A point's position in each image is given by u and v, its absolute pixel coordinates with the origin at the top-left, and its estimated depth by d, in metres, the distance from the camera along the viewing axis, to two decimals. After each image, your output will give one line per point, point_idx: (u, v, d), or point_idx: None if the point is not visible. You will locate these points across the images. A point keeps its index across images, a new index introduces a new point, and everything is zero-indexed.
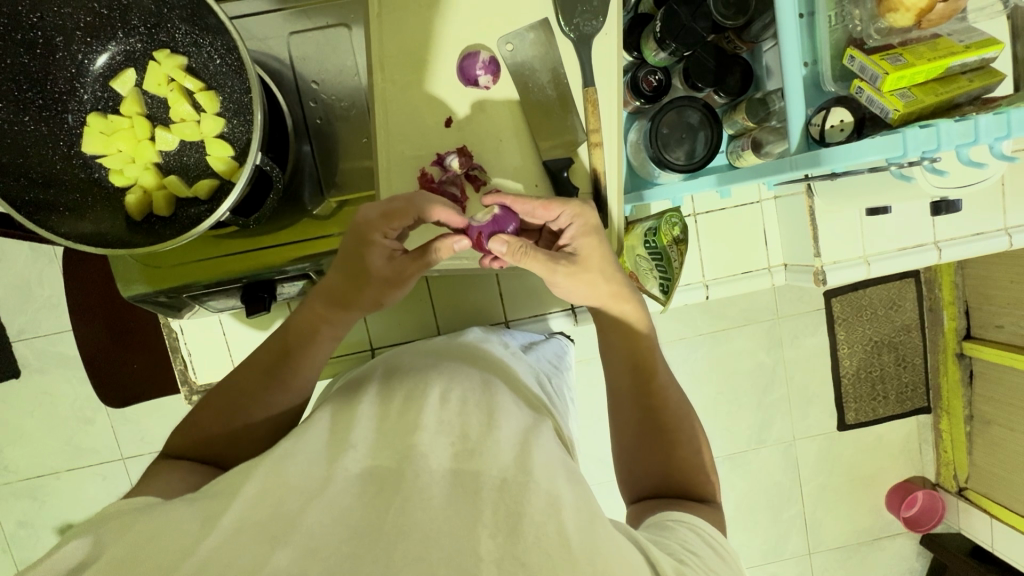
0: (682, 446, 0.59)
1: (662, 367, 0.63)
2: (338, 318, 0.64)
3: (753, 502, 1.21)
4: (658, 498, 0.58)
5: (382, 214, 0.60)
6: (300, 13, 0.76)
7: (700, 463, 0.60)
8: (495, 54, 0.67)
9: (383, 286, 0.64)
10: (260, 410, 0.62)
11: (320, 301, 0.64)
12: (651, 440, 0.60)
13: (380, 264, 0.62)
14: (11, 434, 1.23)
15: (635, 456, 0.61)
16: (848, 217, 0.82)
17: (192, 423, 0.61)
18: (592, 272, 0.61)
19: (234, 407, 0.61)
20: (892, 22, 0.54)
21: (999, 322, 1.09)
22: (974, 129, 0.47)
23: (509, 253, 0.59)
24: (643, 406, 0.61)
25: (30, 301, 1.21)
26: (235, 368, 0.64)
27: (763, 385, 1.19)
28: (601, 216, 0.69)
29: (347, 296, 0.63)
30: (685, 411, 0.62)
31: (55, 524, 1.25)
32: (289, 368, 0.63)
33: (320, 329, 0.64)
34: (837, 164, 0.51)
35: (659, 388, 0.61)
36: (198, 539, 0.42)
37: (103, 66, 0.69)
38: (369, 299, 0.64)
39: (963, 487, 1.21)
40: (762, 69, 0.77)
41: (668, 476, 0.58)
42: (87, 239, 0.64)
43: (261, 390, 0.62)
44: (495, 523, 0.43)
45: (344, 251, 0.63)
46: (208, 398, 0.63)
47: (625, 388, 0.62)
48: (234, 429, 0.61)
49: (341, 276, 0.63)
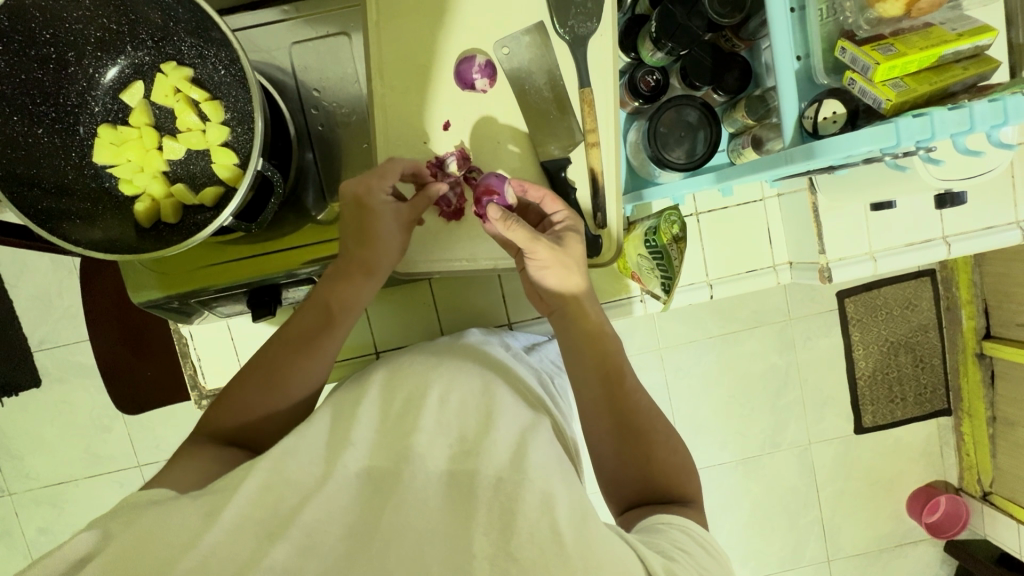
0: (660, 449, 0.59)
1: (630, 372, 0.63)
2: (359, 286, 0.65)
3: (768, 507, 1.19)
4: (645, 507, 0.58)
5: (365, 175, 0.63)
6: (302, 23, 0.78)
7: (681, 464, 0.60)
8: (491, 58, 0.68)
9: (397, 238, 0.65)
10: (290, 385, 0.63)
11: (339, 276, 0.65)
12: (631, 448, 0.59)
13: (385, 219, 0.63)
14: (33, 442, 1.26)
15: (615, 466, 0.60)
16: (853, 214, 0.81)
17: (224, 403, 0.62)
18: (572, 259, 0.63)
19: (264, 384, 0.62)
20: (881, 12, 0.54)
21: (1019, 320, 1.06)
22: (970, 117, 0.47)
23: (501, 220, 0.59)
24: (617, 417, 0.60)
25: (50, 312, 1.24)
26: (266, 346, 0.65)
27: (775, 388, 1.17)
28: (584, 215, 0.70)
29: (365, 261, 0.64)
30: (655, 412, 0.62)
31: (73, 529, 1.27)
32: (316, 343, 0.64)
33: (349, 301, 0.65)
34: (834, 155, 0.50)
35: (630, 394, 0.61)
36: (197, 535, 0.43)
37: (112, 79, 0.72)
38: (386, 255, 0.65)
39: (987, 492, 1.18)
40: (761, 66, 0.76)
41: (650, 482, 0.58)
42: (96, 246, 0.65)
43: (292, 364, 0.63)
44: (488, 520, 0.44)
45: (350, 224, 0.64)
46: (238, 379, 0.64)
47: (598, 398, 0.61)
48: (260, 413, 0.62)
49: (351, 245, 0.65)
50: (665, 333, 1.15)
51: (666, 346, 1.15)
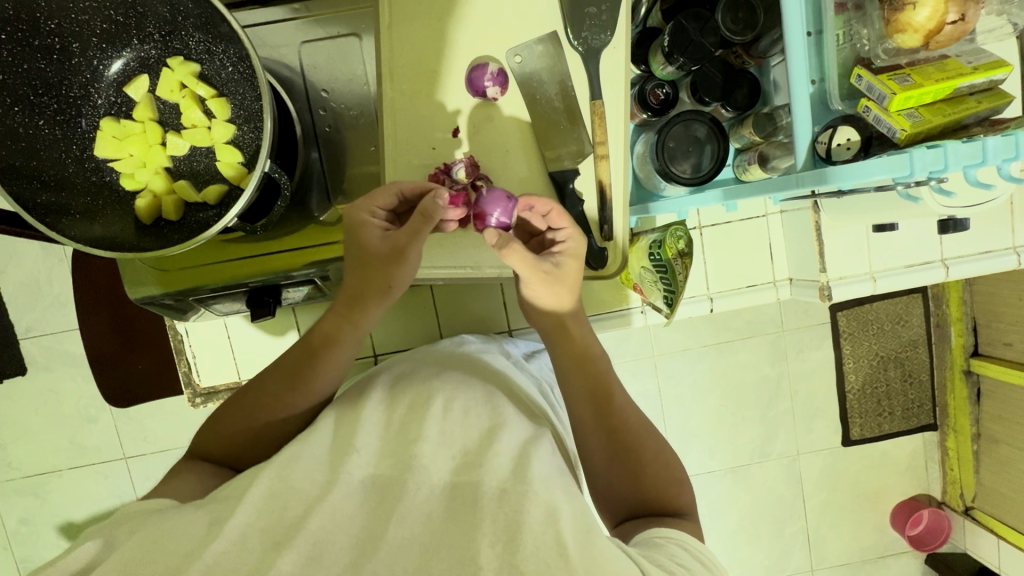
0: (650, 464, 0.59)
1: (618, 389, 0.63)
2: (356, 315, 0.63)
3: (756, 515, 1.20)
4: (640, 519, 0.58)
5: (365, 197, 0.62)
6: (311, 22, 0.77)
7: (672, 478, 0.59)
8: (504, 66, 0.68)
9: (390, 267, 0.60)
10: (281, 408, 0.62)
11: (339, 302, 0.63)
12: (622, 463, 0.59)
13: (377, 243, 0.60)
14: (16, 431, 1.24)
15: (607, 479, 0.60)
16: (854, 233, 0.82)
17: (216, 424, 0.62)
18: (567, 287, 0.62)
19: (255, 407, 0.62)
20: (899, 43, 0.55)
21: (1007, 340, 1.08)
22: (982, 149, 0.47)
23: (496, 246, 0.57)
24: (607, 432, 0.60)
25: (38, 300, 1.22)
26: (263, 371, 0.65)
27: (767, 399, 1.18)
28: (592, 228, 0.70)
29: (360, 288, 0.62)
30: (646, 428, 0.62)
31: (56, 521, 1.25)
32: (310, 365, 0.63)
33: (344, 329, 0.63)
34: (847, 180, 0.51)
35: (618, 410, 0.61)
36: (203, 543, 0.43)
37: (117, 72, 0.70)
38: (380, 284, 0.61)
39: (969, 506, 1.20)
40: (769, 84, 0.76)
41: (643, 495, 0.58)
42: (95, 242, 0.64)
43: (283, 388, 0.62)
44: (494, 532, 0.44)
45: (348, 251, 0.62)
46: (232, 399, 0.64)
47: (588, 415, 0.62)
48: (255, 426, 0.62)
49: (350, 271, 0.62)
50: (660, 341, 1.15)
51: (660, 353, 1.15)
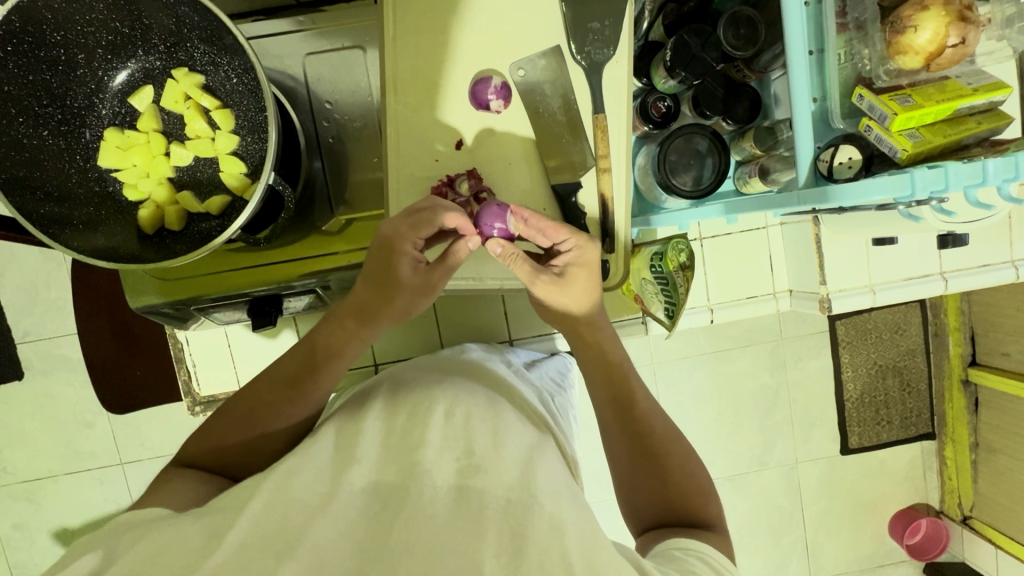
0: (676, 470, 0.60)
1: (643, 394, 0.64)
2: (365, 331, 0.65)
3: (754, 524, 1.20)
4: (664, 528, 0.57)
5: (410, 224, 0.59)
6: (316, 34, 0.77)
7: (698, 486, 0.60)
8: (507, 79, 0.68)
9: (413, 296, 0.63)
10: (279, 420, 0.63)
11: (347, 316, 0.64)
12: (647, 468, 0.60)
13: (408, 274, 0.61)
14: (11, 436, 1.24)
15: (633, 484, 0.61)
16: (855, 247, 0.83)
17: (210, 433, 0.62)
18: (574, 294, 0.62)
19: (251, 418, 0.62)
20: (901, 65, 0.55)
21: (1005, 349, 1.09)
22: (982, 170, 0.48)
23: (502, 255, 0.60)
24: (633, 435, 0.61)
25: (36, 304, 1.22)
26: (258, 377, 0.65)
27: (766, 407, 1.18)
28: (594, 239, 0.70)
29: (377, 309, 0.64)
30: (672, 435, 0.62)
31: (50, 527, 1.25)
32: (314, 378, 0.63)
33: (352, 343, 0.65)
34: (848, 200, 0.51)
35: (642, 415, 0.62)
36: (202, 555, 0.43)
37: (122, 83, 0.71)
38: (399, 308, 0.64)
39: (967, 516, 1.20)
40: (770, 97, 0.77)
41: (669, 500, 0.58)
42: (97, 253, 0.65)
43: (283, 399, 0.63)
44: (499, 543, 0.44)
45: (371, 265, 0.62)
46: (225, 406, 0.64)
47: (612, 418, 0.63)
48: (249, 434, 0.62)
49: (370, 292, 0.63)
50: (659, 350, 1.15)
51: (659, 362, 1.16)
